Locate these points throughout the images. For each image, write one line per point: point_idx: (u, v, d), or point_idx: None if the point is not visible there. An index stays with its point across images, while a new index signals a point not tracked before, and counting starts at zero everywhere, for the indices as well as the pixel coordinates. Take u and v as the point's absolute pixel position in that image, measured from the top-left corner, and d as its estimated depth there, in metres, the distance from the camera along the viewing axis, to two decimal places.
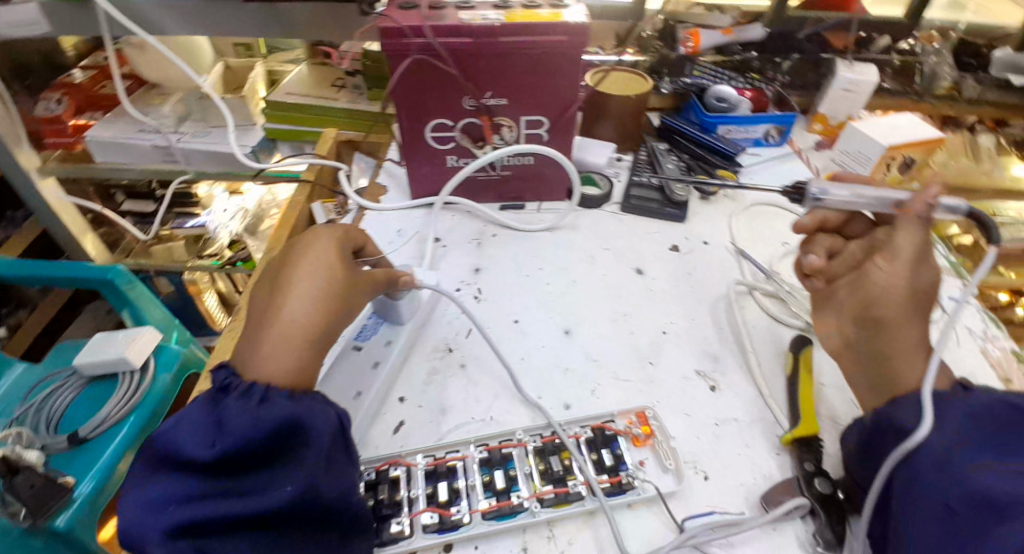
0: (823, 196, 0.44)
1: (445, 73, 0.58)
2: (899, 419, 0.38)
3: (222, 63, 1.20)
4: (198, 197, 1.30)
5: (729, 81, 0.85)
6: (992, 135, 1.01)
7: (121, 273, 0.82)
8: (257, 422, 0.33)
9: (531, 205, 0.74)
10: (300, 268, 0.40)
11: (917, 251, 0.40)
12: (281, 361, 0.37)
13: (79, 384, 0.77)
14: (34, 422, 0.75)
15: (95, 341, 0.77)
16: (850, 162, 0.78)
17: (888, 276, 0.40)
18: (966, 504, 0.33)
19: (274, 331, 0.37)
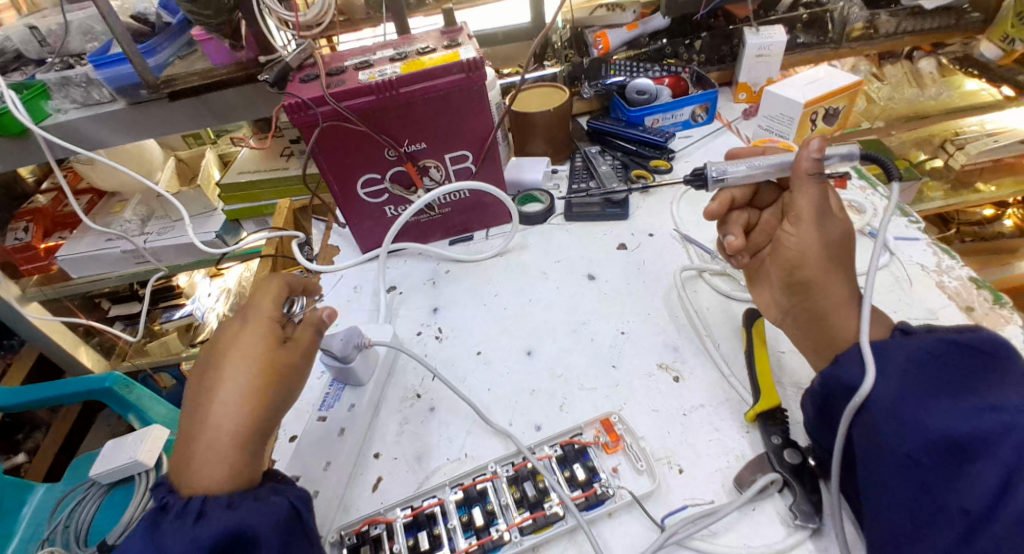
0: (723, 175, 0.50)
1: (360, 132, 0.60)
2: (844, 377, 0.38)
3: (174, 158, 1.23)
4: (181, 288, 1.32)
5: (646, 73, 0.90)
6: (932, 58, 1.03)
7: (118, 378, 0.80)
8: (196, 542, 0.31)
9: (479, 234, 0.75)
10: (225, 365, 0.39)
11: (818, 206, 0.44)
12: (215, 467, 0.36)
13: (100, 493, 0.71)
14: (62, 539, 0.69)
15: (104, 450, 0.69)
16: (777, 126, 0.80)
17: (798, 238, 0.44)
18: (927, 452, 0.33)
19: (204, 437, 0.36)
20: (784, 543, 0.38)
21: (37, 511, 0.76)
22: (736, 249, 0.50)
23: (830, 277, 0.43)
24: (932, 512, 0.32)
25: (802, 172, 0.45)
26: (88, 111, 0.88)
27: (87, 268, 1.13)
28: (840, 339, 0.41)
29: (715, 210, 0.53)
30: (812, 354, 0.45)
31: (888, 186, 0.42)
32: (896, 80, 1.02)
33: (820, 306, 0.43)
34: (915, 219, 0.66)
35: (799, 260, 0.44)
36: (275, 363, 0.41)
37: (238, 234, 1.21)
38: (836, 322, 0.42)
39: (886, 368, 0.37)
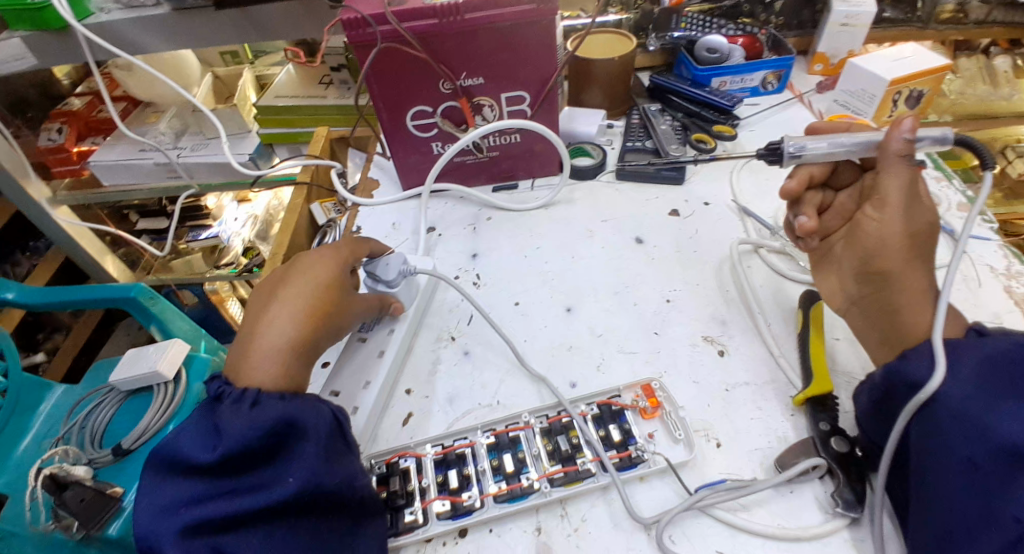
0: (800, 152, 0.47)
1: (417, 59, 0.57)
2: (909, 372, 0.36)
3: (210, 74, 1.19)
4: (209, 209, 1.30)
5: (719, 30, 0.83)
6: (1008, 56, 0.93)
7: (145, 289, 0.81)
8: (254, 423, 0.34)
9: (524, 183, 0.72)
10: (294, 285, 0.44)
11: (905, 191, 0.41)
12: (267, 364, 0.39)
13: (118, 399, 0.73)
14: (78, 440, 0.71)
15: (127, 357, 0.72)
16: (855, 103, 0.74)
17: (879, 224, 0.41)
18: (990, 458, 0.31)
19: (263, 338, 0.40)
20: (820, 528, 0.37)
21: (56, 410, 0.78)
22: (808, 231, 0.47)
23: (908, 269, 0.40)
24: (981, 518, 0.30)
25: (893, 153, 0.42)
26: (131, 13, 0.83)
27: (119, 176, 1.12)
28: (907, 333, 0.39)
29: (794, 187, 0.49)
30: (873, 344, 0.42)
31: (983, 174, 0.38)
32: (970, 73, 0.92)
33: (892, 296, 0.40)
34: (989, 218, 0.61)
35: (875, 248, 0.41)
36: (340, 296, 0.46)
37: (270, 158, 1.18)
38: (907, 316, 0.39)
39: (957, 369, 0.34)
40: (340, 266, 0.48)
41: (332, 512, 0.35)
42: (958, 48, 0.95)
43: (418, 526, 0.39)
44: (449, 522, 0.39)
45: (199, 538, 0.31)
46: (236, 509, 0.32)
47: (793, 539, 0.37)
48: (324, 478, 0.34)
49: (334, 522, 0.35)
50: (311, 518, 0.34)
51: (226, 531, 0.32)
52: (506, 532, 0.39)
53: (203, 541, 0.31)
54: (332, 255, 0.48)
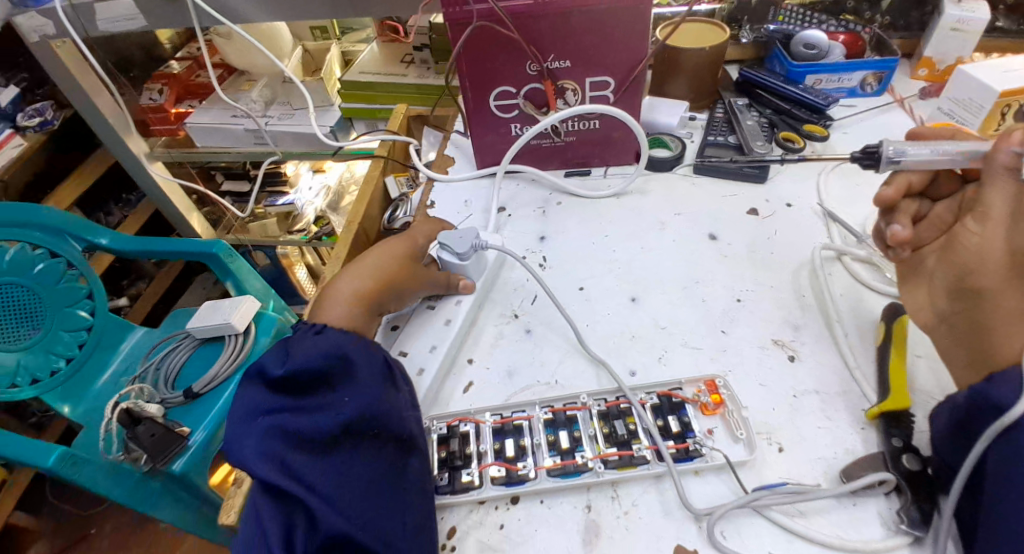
0: (900, 157, 0.44)
1: (509, 39, 0.58)
2: (995, 396, 0.34)
3: (301, 47, 1.25)
4: (287, 176, 1.42)
5: (819, 25, 0.78)
6: None
7: (224, 247, 0.87)
8: (319, 349, 0.39)
9: (598, 170, 0.72)
10: (368, 254, 0.51)
11: (1010, 205, 0.38)
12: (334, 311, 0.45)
13: (191, 346, 0.81)
14: (153, 378, 0.80)
15: (203, 308, 0.80)
16: (961, 113, 0.67)
17: (981, 238, 0.39)
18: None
19: (334, 290, 0.47)
20: (884, 545, 0.36)
21: (133, 349, 0.90)
22: (901, 241, 0.44)
23: (1011, 285, 0.36)
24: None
25: (998, 166, 0.38)
26: None
27: (212, 138, 1.22)
28: (997, 355, 0.36)
29: (888, 196, 0.46)
30: (955, 364, 0.39)
31: None
32: None
33: (984, 314, 0.37)
34: None
35: (975, 264, 0.38)
36: (403, 265, 0.50)
37: (348, 131, 1.24)
38: (997, 337, 0.36)
39: None
40: (407, 241, 0.53)
41: (383, 440, 0.38)
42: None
43: (473, 487, 0.41)
44: (503, 488, 0.41)
45: (275, 442, 0.35)
46: (303, 423, 0.36)
47: (854, 552, 0.36)
48: (378, 407, 0.38)
49: (384, 449, 0.38)
50: (365, 446, 0.37)
51: (296, 447, 0.35)
52: (557, 504, 0.41)
53: (279, 445, 0.35)
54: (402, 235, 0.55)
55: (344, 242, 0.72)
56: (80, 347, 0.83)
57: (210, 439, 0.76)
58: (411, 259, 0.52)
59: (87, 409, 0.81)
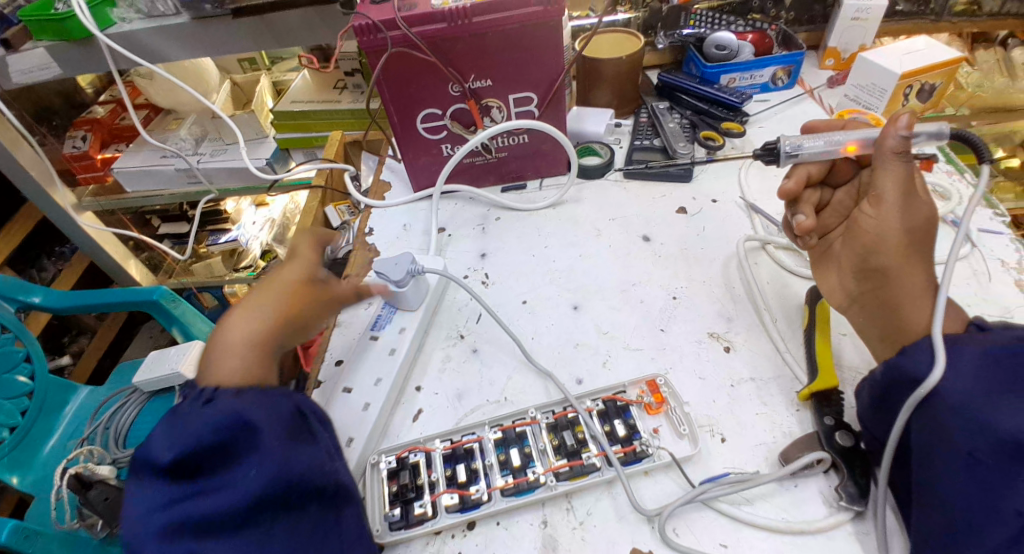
0: (798, 151, 0.47)
1: (427, 63, 0.58)
2: (911, 367, 0.35)
3: (229, 81, 1.22)
4: (227, 213, 1.34)
5: (728, 27, 0.82)
6: None
7: (165, 293, 0.85)
8: (208, 422, 0.34)
9: (533, 183, 0.73)
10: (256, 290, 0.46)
11: (901, 186, 0.41)
12: (231, 364, 0.41)
13: (141, 400, 0.79)
14: (102, 439, 0.77)
15: (152, 359, 0.79)
16: (866, 97, 0.71)
17: (876, 218, 0.41)
18: (988, 450, 0.31)
19: (224, 341, 0.42)
20: (824, 521, 0.37)
21: (80, 409, 0.84)
22: (806, 229, 0.47)
23: (908, 265, 0.40)
24: (982, 512, 0.30)
25: (888, 150, 0.41)
26: (152, 21, 0.86)
27: (144, 182, 1.16)
28: (909, 329, 0.38)
29: (792, 191, 0.48)
30: (872, 342, 0.42)
31: (978, 169, 0.38)
32: (987, 66, 0.85)
33: (892, 292, 0.40)
34: (1001, 212, 0.60)
35: (874, 243, 0.41)
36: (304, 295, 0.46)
37: (287, 162, 1.21)
38: (907, 313, 0.39)
39: (958, 362, 0.34)
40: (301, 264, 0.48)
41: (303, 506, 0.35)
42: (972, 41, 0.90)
43: (427, 518, 0.40)
44: (458, 514, 0.40)
45: (177, 536, 0.31)
46: (207, 506, 0.32)
47: (797, 533, 0.37)
48: (291, 469, 0.34)
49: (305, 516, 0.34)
50: (283, 518, 0.34)
51: (205, 536, 0.32)
52: (513, 524, 0.40)
53: (183, 536, 0.31)
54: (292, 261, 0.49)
55: None
56: (22, 414, 0.77)
57: None
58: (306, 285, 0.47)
59: (36, 478, 0.75)
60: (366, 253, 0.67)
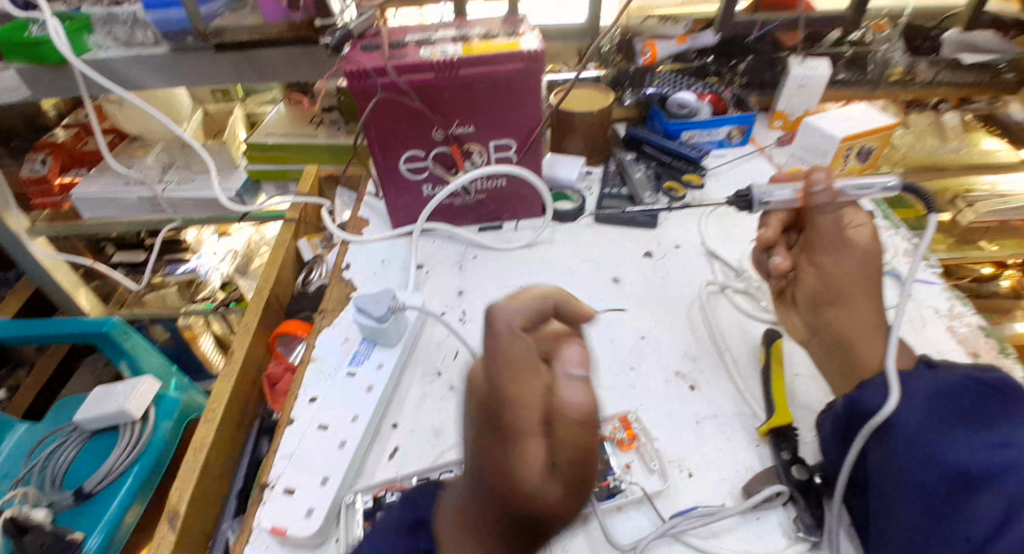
0: (767, 198, 0.50)
1: (413, 108, 0.61)
2: (867, 403, 0.39)
3: (201, 111, 1.22)
4: (187, 243, 1.33)
5: (689, 87, 0.91)
6: (957, 112, 0.99)
7: (117, 324, 0.84)
8: None
9: (509, 224, 0.76)
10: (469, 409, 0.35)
11: (837, 230, 0.48)
12: (458, 536, 0.34)
13: (82, 438, 0.78)
14: (37, 480, 0.76)
15: (95, 396, 0.79)
16: (810, 156, 0.79)
17: (821, 264, 0.48)
18: (939, 481, 0.34)
19: (468, 513, 0.33)
20: (784, 553, 0.39)
21: (15, 447, 0.81)
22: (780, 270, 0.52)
23: (857, 305, 0.46)
24: (934, 538, 0.33)
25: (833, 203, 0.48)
26: (130, 51, 0.87)
27: (102, 208, 1.12)
28: (863, 366, 0.43)
29: (768, 239, 0.53)
30: (831, 378, 0.47)
31: (927, 222, 0.44)
32: (921, 129, 0.97)
33: (845, 331, 0.45)
34: (932, 264, 0.67)
35: (821, 286, 0.48)
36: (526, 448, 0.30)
37: (256, 193, 1.20)
38: (860, 348, 0.44)
39: (909, 395, 0.38)
40: (500, 390, 0.30)
41: None
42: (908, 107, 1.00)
43: None
44: None
45: None
46: None
47: None
48: None
49: None
50: None
51: None
52: None
53: None
54: (484, 376, 0.32)
55: (255, 308, 0.72)
56: None
57: (108, 543, 0.72)
58: (538, 439, 0.30)
59: None
60: (343, 288, 0.67)
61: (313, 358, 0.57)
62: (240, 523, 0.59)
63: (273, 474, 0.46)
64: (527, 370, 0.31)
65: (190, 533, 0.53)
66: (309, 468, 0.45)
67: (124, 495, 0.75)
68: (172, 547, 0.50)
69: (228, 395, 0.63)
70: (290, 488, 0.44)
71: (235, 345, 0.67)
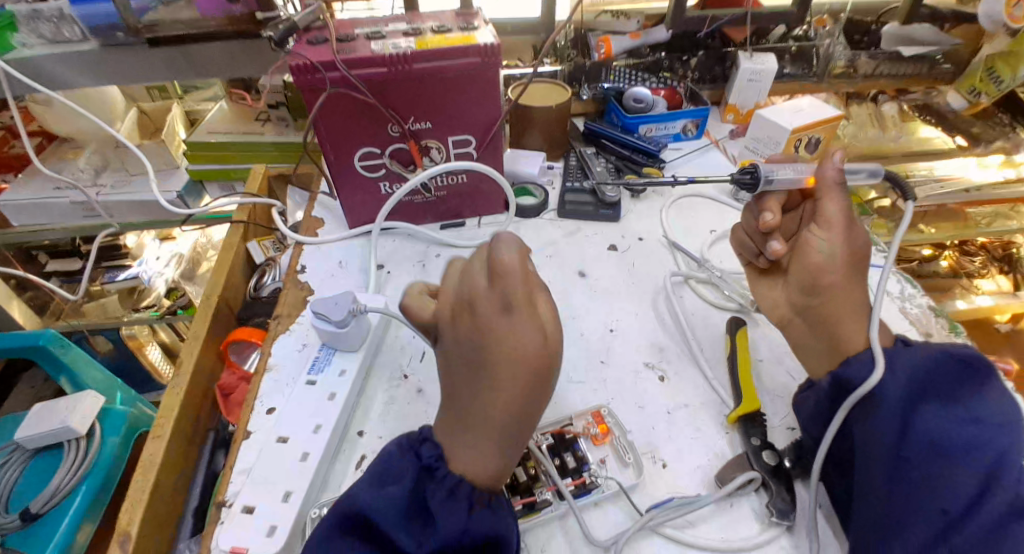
0: (771, 177, 0.49)
1: (365, 103, 0.59)
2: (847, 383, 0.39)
3: (135, 109, 1.13)
4: (127, 248, 1.20)
5: (643, 83, 0.92)
6: (895, 103, 1.06)
7: (54, 336, 0.80)
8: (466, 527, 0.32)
9: (471, 221, 0.74)
10: (466, 324, 0.37)
11: (844, 213, 0.46)
12: (468, 448, 0.35)
13: (23, 459, 0.73)
14: None
15: (32, 413, 0.73)
16: (762, 148, 0.82)
17: (829, 243, 0.46)
18: (920, 452, 0.36)
19: (470, 424, 0.35)
20: (758, 538, 0.40)
21: None
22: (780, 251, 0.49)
23: (853, 283, 0.45)
24: (910, 507, 0.36)
25: (830, 181, 0.47)
26: (50, 45, 0.79)
27: (34, 216, 1.02)
28: (846, 345, 0.43)
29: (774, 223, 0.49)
30: (811, 357, 0.47)
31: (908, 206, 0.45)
32: (861, 119, 1.04)
33: (834, 309, 0.45)
34: (882, 248, 0.71)
35: (824, 266, 0.46)
36: (544, 344, 0.35)
37: (200, 195, 1.13)
38: (843, 328, 0.44)
39: (895, 366, 0.39)
40: (513, 293, 0.35)
41: None
42: (850, 98, 1.07)
43: None
44: None
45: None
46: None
47: (736, 551, 0.39)
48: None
49: None
50: None
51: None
52: None
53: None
54: (491, 291, 0.36)
55: (202, 317, 0.67)
56: None
57: None
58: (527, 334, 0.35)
59: None
60: (298, 292, 0.63)
61: (270, 367, 0.54)
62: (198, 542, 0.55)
63: (231, 491, 0.44)
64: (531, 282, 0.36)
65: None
66: (269, 482, 0.42)
67: (72, 516, 0.70)
68: None
69: (177, 409, 0.58)
70: (249, 505, 0.41)
71: (179, 357, 0.63)
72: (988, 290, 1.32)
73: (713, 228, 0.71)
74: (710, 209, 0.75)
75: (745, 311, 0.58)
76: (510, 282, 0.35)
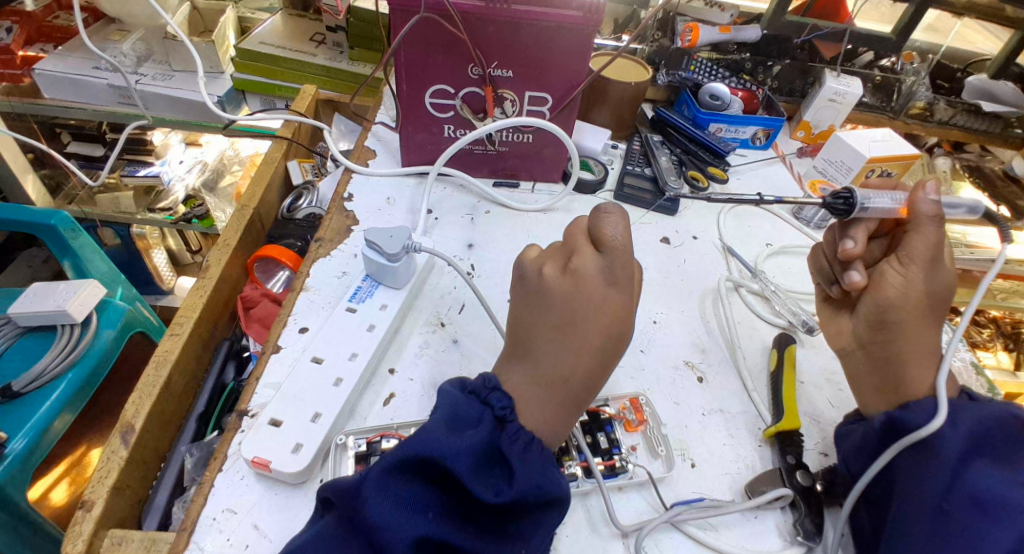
0: (864, 203, 0.44)
1: (455, 38, 0.56)
2: (909, 422, 0.38)
3: (188, 3, 1.06)
4: (152, 145, 1.16)
5: (723, 80, 0.88)
6: (948, 158, 1.02)
7: (67, 220, 0.75)
8: (540, 485, 0.33)
9: (525, 184, 0.72)
10: (567, 284, 0.39)
11: (932, 251, 0.42)
12: (540, 400, 0.37)
13: (13, 335, 0.72)
14: None
15: (32, 290, 0.71)
16: (832, 171, 0.79)
17: (904, 280, 0.42)
18: (965, 506, 0.35)
19: (545, 374, 0.37)
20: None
21: None
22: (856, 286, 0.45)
23: (923, 329, 0.42)
24: None
25: (923, 215, 0.43)
26: None
27: (63, 90, 0.99)
28: (910, 388, 0.41)
29: (856, 251, 0.44)
30: (862, 392, 0.45)
31: (1000, 253, 0.42)
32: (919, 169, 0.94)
33: (903, 350, 0.42)
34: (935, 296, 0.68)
35: (895, 304, 0.42)
36: (627, 312, 0.39)
37: (239, 106, 1.09)
38: (912, 372, 0.41)
39: (957, 417, 0.38)
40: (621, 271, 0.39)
41: None
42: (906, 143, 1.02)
43: None
44: None
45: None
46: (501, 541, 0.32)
47: None
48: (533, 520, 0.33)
49: None
50: None
51: None
52: None
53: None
54: (603, 262, 0.39)
55: (234, 226, 0.64)
56: None
57: (31, 449, 0.66)
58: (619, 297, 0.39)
59: None
60: (342, 218, 0.62)
61: (305, 287, 0.53)
62: (199, 447, 0.51)
63: (255, 402, 0.43)
64: (635, 266, 0.40)
65: (144, 454, 0.48)
66: (300, 401, 0.42)
67: (54, 400, 0.69)
68: (124, 463, 0.45)
69: (199, 310, 0.56)
70: (277, 420, 0.41)
71: (207, 258, 0.61)
72: (987, 363, 1.27)
73: (769, 242, 0.69)
74: (767, 221, 0.72)
75: (793, 330, 0.57)
76: (624, 257, 0.39)
